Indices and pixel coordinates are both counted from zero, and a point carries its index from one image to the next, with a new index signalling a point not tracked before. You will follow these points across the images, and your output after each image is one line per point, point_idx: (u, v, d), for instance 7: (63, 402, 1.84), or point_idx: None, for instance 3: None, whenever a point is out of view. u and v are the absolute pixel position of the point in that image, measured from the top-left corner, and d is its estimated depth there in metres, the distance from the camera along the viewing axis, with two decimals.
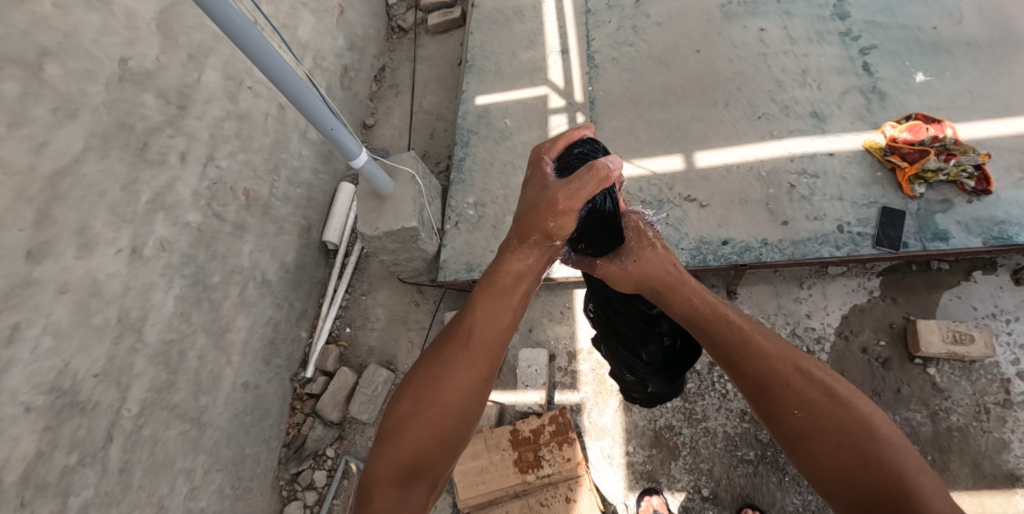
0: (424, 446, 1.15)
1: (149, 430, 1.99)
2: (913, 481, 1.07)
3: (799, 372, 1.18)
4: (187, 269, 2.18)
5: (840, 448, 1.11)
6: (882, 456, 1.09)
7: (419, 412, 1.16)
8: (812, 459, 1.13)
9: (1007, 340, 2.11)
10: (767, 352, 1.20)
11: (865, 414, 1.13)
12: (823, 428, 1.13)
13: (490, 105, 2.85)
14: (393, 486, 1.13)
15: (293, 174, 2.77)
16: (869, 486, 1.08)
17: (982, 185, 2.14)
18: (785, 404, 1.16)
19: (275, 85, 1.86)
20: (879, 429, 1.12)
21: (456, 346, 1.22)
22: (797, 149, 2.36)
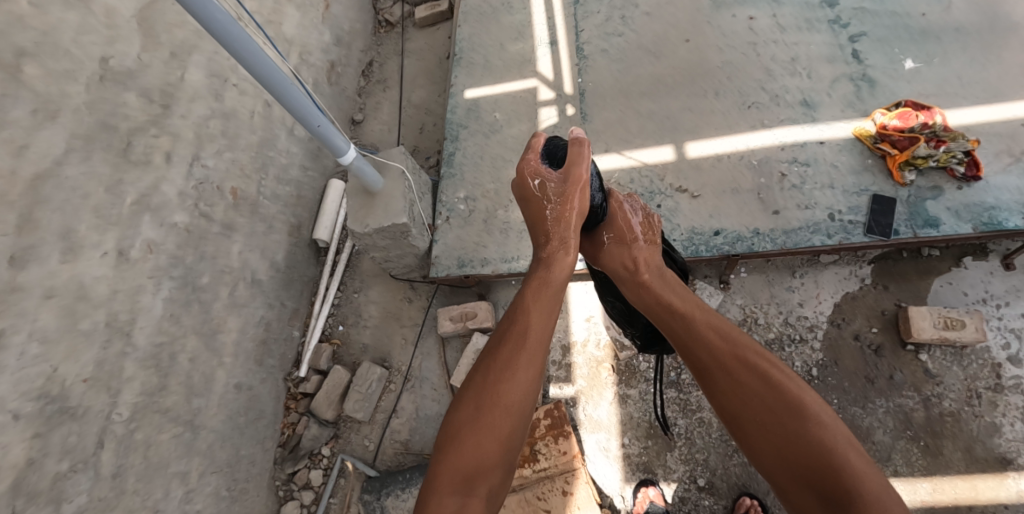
0: (486, 454, 1.19)
1: (141, 434, 1.97)
2: (839, 457, 1.15)
3: (735, 356, 1.30)
4: (175, 271, 2.15)
5: (769, 427, 1.22)
6: (807, 434, 1.18)
7: (478, 418, 1.22)
8: (748, 438, 1.24)
9: (997, 325, 2.13)
10: (707, 337, 1.35)
11: (795, 395, 1.22)
12: (755, 408, 1.24)
13: (479, 99, 2.83)
14: (456, 494, 1.15)
15: (281, 172, 2.74)
16: (797, 462, 1.18)
17: (972, 171, 2.14)
18: (722, 386, 1.29)
19: (259, 82, 1.83)
20: (809, 409, 1.20)
21: (508, 351, 1.30)
22: (788, 138, 2.35)
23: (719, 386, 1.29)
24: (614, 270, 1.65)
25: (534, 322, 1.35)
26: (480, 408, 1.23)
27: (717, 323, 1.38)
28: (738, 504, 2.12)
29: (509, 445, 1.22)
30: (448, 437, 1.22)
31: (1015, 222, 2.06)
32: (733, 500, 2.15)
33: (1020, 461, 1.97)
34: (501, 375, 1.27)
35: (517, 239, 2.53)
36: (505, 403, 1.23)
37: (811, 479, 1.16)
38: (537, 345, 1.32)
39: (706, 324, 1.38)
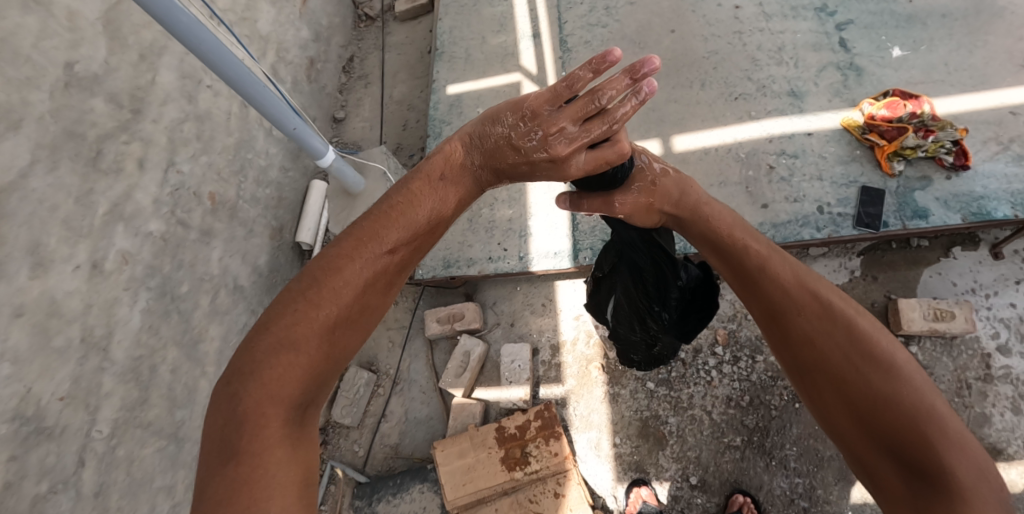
0: (315, 359, 1.10)
1: (123, 450, 1.93)
2: (934, 424, 1.06)
3: (817, 304, 1.19)
4: (153, 281, 2.09)
5: (851, 384, 1.12)
6: (899, 395, 1.08)
7: (322, 323, 1.11)
8: (822, 393, 1.16)
9: (987, 315, 2.11)
10: (785, 281, 1.23)
11: (886, 353, 1.12)
12: (836, 362, 1.14)
13: (462, 94, 2.76)
14: (292, 405, 1.07)
15: (260, 174, 2.68)
16: (884, 425, 1.08)
17: (960, 160, 2.11)
18: (796, 335, 1.19)
19: (230, 85, 1.76)
20: (900, 370, 1.10)
21: (366, 251, 1.19)
22: (775, 129, 2.32)
23: (795, 335, 1.19)
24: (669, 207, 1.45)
25: (404, 224, 1.25)
26: (319, 306, 1.12)
27: (795, 268, 1.26)
28: (731, 501, 2.11)
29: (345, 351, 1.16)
30: (276, 337, 1.08)
31: (1004, 211, 2.04)
32: (726, 497, 2.14)
33: (1010, 450, 1.97)
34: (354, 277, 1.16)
35: (503, 238, 2.49)
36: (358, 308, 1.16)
37: (894, 443, 1.07)
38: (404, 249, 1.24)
39: (784, 267, 1.26)
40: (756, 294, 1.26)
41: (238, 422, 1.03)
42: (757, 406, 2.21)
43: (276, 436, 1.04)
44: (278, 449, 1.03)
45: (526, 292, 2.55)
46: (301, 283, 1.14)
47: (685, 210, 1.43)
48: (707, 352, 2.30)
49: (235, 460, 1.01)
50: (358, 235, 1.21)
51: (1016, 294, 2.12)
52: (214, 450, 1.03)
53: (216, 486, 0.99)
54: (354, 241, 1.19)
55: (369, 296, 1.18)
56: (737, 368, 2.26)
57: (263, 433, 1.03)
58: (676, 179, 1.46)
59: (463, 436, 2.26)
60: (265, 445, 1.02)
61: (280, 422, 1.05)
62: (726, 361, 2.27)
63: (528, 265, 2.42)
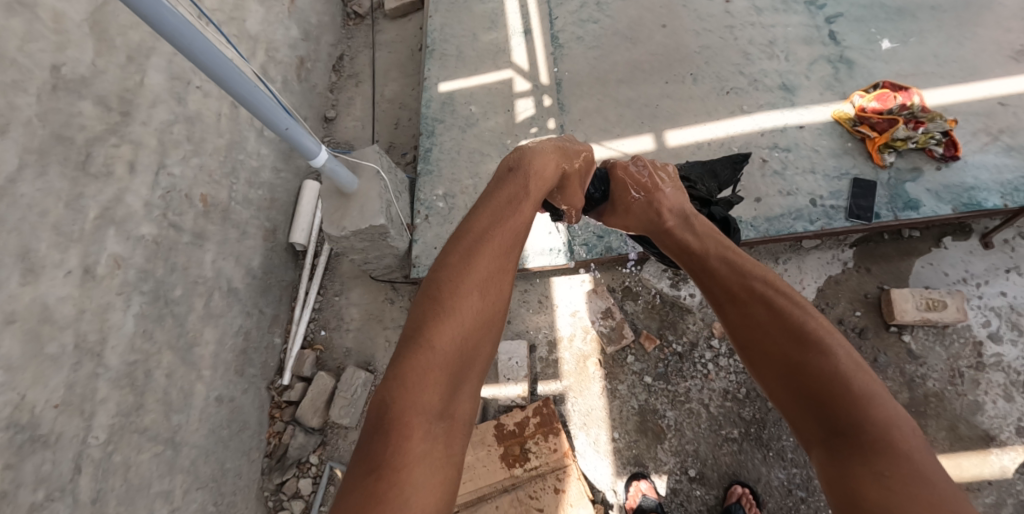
0: (450, 361, 1.06)
1: (120, 456, 1.91)
2: (852, 385, 1.04)
3: (744, 288, 1.17)
4: (145, 285, 2.07)
5: (778, 358, 1.09)
6: (818, 364, 1.06)
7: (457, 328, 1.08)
8: (757, 369, 1.13)
9: (978, 304, 2.14)
10: (717, 273, 1.22)
11: (803, 324, 1.09)
12: (767, 339, 1.11)
13: (454, 91, 2.75)
14: (433, 412, 1.03)
15: (252, 175, 2.65)
16: (809, 392, 1.06)
17: (950, 151, 2.13)
18: (734, 319, 1.17)
19: (214, 81, 1.71)
20: (821, 338, 1.07)
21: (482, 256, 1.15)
22: (767, 123, 2.33)
23: (732, 319, 1.16)
24: (642, 222, 1.53)
25: (499, 223, 1.22)
26: (442, 304, 1.10)
27: (728, 257, 1.24)
28: (729, 493, 2.13)
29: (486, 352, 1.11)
30: (407, 339, 1.07)
31: (994, 201, 2.07)
32: (725, 489, 2.15)
33: (1003, 437, 2.00)
34: (480, 277, 1.13)
35: None
36: (484, 306, 1.12)
37: (820, 410, 1.05)
38: (511, 247, 1.20)
39: (718, 258, 1.25)
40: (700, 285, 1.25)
41: (384, 431, 1.00)
42: (754, 398, 2.23)
43: (429, 445, 1.00)
44: (434, 464, 0.99)
45: (521, 289, 2.52)
46: (430, 293, 1.11)
47: (653, 229, 1.48)
48: (703, 345, 2.32)
49: (378, 472, 0.97)
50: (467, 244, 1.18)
51: (1006, 283, 2.15)
52: (359, 462, 0.99)
53: (357, 495, 0.95)
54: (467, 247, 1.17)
55: (494, 298, 1.13)
56: (733, 361, 2.28)
57: (408, 445, 0.99)
58: (647, 202, 1.53)
59: None
60: (416, 457, 0.98)
61: (422, 435, 1.01)
62: (723, 354, 2.30)
63: (523, 262, 2.41)
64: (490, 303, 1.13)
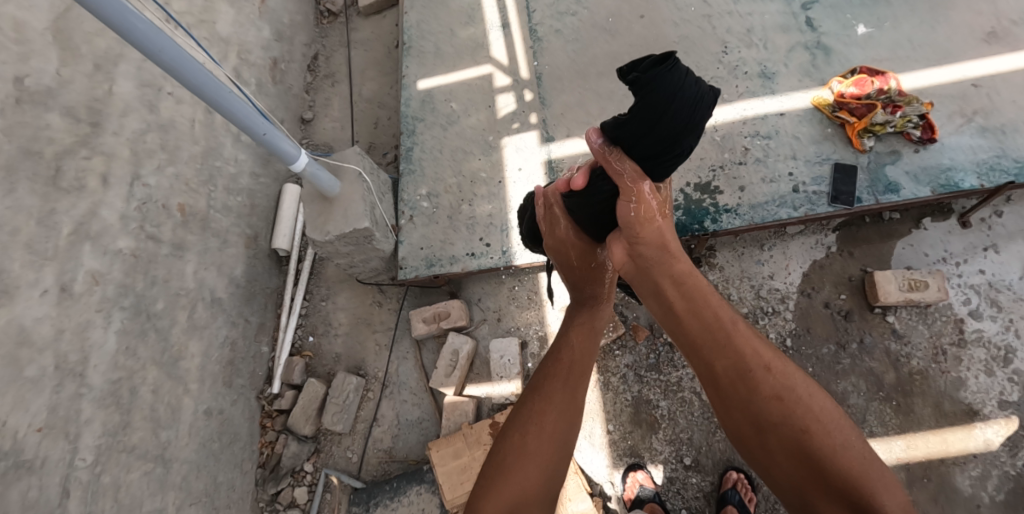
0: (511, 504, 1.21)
1: (108, 477, 1.86)
2: (876, 477, 1.07)
3: (777, 361, 1.17)
4: (126, 300, 2.01)
5: (817, 436, 1.10)
6: (852, 449, 1.09)
7: (517, 479, 1.24)
8: (779, 446, 1.12)
9: (958, 282, 2.18)
10: (750, 342, 1.19)
11: (832, 411, 1.13)
12: (799, 417, 1.12)
13: (434, 89, 2.72)
14: None
15: (230, 181, 2.59)
16: (835, 476, 1.08)
17: (927, 134, 2.17)
18: (764, 391, 1.14)
19: (184, 86, 1.65)
20: (845, 430, 1.11)
21: (545, 413, 1.33)
22: (749, 111, 2.34)
23: (764, 390, 1.14)
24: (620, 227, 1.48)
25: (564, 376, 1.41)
26: (508, 453, 1.29)
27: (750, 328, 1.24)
28: (725, 479, 2.15)
29: (549, 494, 1.25)
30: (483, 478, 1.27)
31: (971, 182, 2.11)
32: (721, 474, 2.18)
33: (986, 411, 2.05)
34: (540, 436, 1.29)
35: (485, 233, 2.45)
36: (534, 464, 1.26)
37: (846, 497, 1.06)
38: (566, 400, 1.36)
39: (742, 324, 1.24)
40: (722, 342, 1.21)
41: None
42: None
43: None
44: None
45: (511, 286, 2.56)
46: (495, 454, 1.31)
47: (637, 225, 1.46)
48: None
49: None
50: (534, 403, 1.36)
51: (984, 261, 2.19)
52: None
53: None
54: (528, 411, 1.35)
55: (550, 440, 1.30)
56: None
57: None
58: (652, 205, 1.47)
59: (457, 435, 2.26)
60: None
61: None
62: None
63: (511, 259, 2.40)
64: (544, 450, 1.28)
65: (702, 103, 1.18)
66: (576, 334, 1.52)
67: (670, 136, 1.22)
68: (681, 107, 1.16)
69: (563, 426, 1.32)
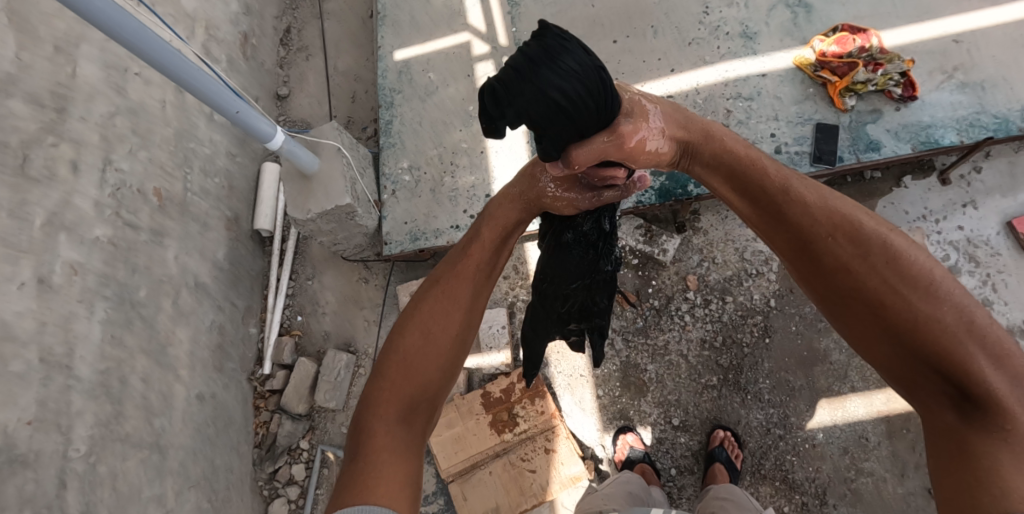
0: (428, 377, 1.12)
1: (104, 467, 1.87)
2: (976, 343, 0.90)
3: (846, 224, 1.01)
4: (108, 290, 1.99)
5: (893, 306, 0.95)
6: (945, 315, 0.91)
7: (410, 380, 1.11)
8: (856, 317, 1.00)
9: (938, 239, 2.20)
10: (813, 207, 1.04)
11: (924, 269, 0.94)
12: (872, 285, 0.97)
13: (411, 59, 2.65)
14: (396, 420, 1.08)
15: (207, 163, 2.54)
16: (922, 348, 0.93)
17: (909, 91, 2.16)
18: (828, 262, 1.01)
19: (148, 62, 1.60)
20: (940, 290, 0.92)
21: (450, 312, 1.17)
22: (730, 72, 2.31)
23: (825, 261, 1.01)
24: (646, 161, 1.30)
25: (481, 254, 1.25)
26: (423, 331, 1.15)
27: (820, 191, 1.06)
28: (712, 437, 2.15)
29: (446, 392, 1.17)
30: (394, 358, 1.13)
31: (950, 138, 2.11)
32: (708, 433, 2.18)
33: None
34: (459, 311, 1.17)
35: (468, 205, 2.44)
36: (449, 339, 1.15)
37: (935, 366, 0.92)
38: (483, 276, 1.23)
39: (805, 190, 1.07)
40: (780, 219, 1.08)
41: (357, 432, 1.08)
42: (730, 346, 2.24)
43: (392, 456, 1.04)
44: (404, 467, 1.04)
45: None
46: (402, 327, 1.17)
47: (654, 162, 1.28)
48: (679, 298, 2.31)
49: (351, 460, 1.04)
50: (434, 301, 1.18)
51: (963, 217, 2.21)
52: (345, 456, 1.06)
53: (338, 482, 1.02)
54: (428, 307, 1.18)
55: (451, 344, 1.15)
56: (708, 310, 2.28)
57: (373, 437, 1.05)
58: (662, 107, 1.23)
59: (449, 407, 2.23)
60: (386, 463, 1.03)
61: (392, 436, 1.06)
62: (698, 304, 2.29)
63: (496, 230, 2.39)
64: (456, 324, 1.17)
65: (567, 53, 1.03)
66: (489, 231, 1.28)
67: (589, 99, 1.05)
68: (548, 81, 1.01)
69: (462, 328, 1.18)
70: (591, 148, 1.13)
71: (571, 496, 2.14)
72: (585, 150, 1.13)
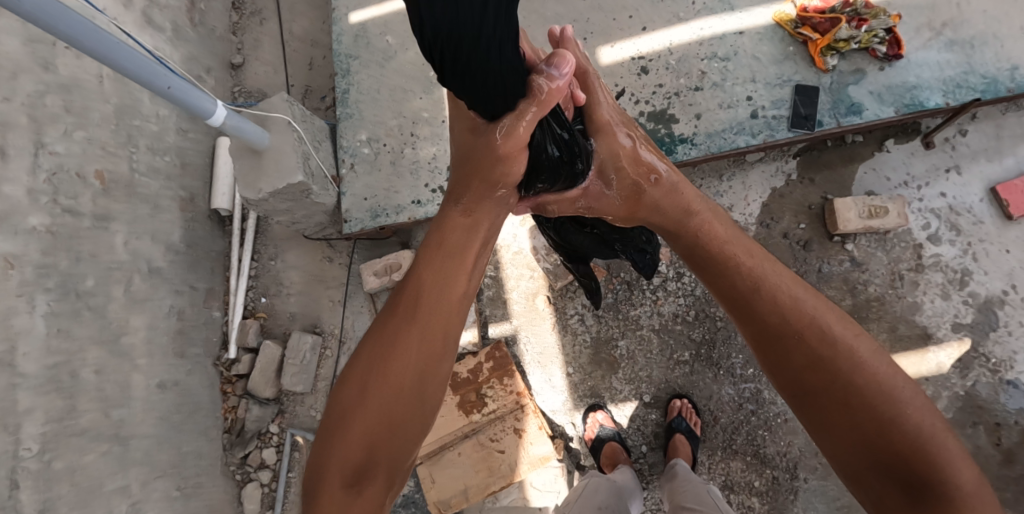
0: (373, 434, 1.09)
1: (61, 463, 1.81)
2: (932, 447, 1.02)
3: (817, 326, 1.14)
4: (50, 281, 1.89)
5: (859, 408, 1.07)
6: (906, 421, 1.04)
7: (353, 443, 1.08)
8: (825, 413, 1.11)
9: (918, 207, 2.10)
10: (780, 302, 1.18)
11: (885, 377, 1.08)
12: (840, 387, 1.09)
13: (367, 22, 2.47)
14: (344, 483, 1.06)
15: (154, 140, 2.39)
16: (885, 450, 1.04)
17: (893, 49, 2.02)
18: (796, 358, 1.14)
19: (54, 35, 1.40)
20: (897, 398, 1.06)
21: (389, 368, 1.12)
22: (706, 30, 2.15)
23: (797, 358, 1.14)
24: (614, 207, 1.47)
25: (429, 294, 1.17)
26: (366, 386, 1.11)
27: (790, 289, 1.19)
28: (669, 407, 2.13)
29: (403, 448, 1.13)
30: (337, 416, 1.11)
31: (936, 100, 1.99)
32: (666, 404, 2.16)
33: (939, 334, 2.04)
34: (405, 360, 1.12)
35: (430, 178, 2.32)
36: (396, 391, 1.11)
37: (900, 467, 1.03)
38: (431, 318, 1.16)
39: (776, 286, 1.20)
40: (748, 312, 1.20)
41: (309, 497, 1.07)
42: (703, 320, 2.16)
43: None
44: None
45: None
46: (347, 382, 1.13)
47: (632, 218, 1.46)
48: (651, 271, 2.20)
49: None
50: (375, 352, 1.14)
51: (946, 183, 2.11)
52: None
53: None
54: (366, 362, 1.13)
55: (398, 400, 1.11)
56: (681, 284, 2.18)
57: (323, 502, 1.04)
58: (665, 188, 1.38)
59: None
60: None
61: (342, 501, 1.05)
62: (671, 278, 2.18)
63: None
64: (402, 375, 1.12)
65: None
66: (431, 264, 1.21)
67: None
68: None
69: (412, 378, 1.12)
70: (523, 117, 1.11)
71: (541, 476, 2.14)
72: (519, 129, 1.12)
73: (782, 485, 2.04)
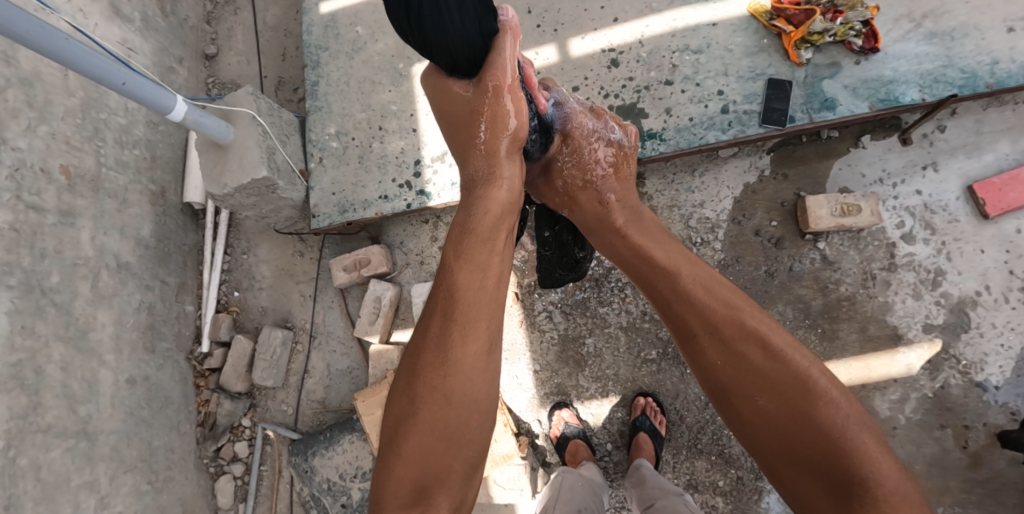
0: (430, 448, 1.11)
1: (25, 459, 1.81)
2: (847, 440, 1.05)
3: (733, 324, 1.16)
4: (13, 279, 1.87)
5: (775, 404, 1.10)
6: (820, 414, 1.07)
7: (415, 458, 1.11)
8: (741, 412, 1.14)
9: (893, 205, 2.06)
10: (695, 299, 1.20)
11: (802, 371, 1.11)
12: (755, 384, 1.12)
13: (337, 12, 2.42)
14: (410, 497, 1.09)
15: (122, 133, 2.37)
16: (801, 445, 1.07)
17: (869, 43, 1.95)
18: (711, 358, 1.17)
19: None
20: (812, 392, 1.09)
21: (438, 378, 1.12)
22: (679, 22, 2.08)
23: (715, 356, 1.16)
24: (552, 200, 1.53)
25: (471, 294, 1.16)
26: (417, 400, 1.12)
27: (705, 286, 1.22)
28: (634, 405, 2.12)
29: (464, 460, 1.14)
30: (393, 431, 1.13)
31: (912, 96, 1.93)
32: (631, 402, 2.15)
33: (910, 335, 2.01)
34: (459, 374, 1.12)
35: (398, 173, 2.29)
36: (444, 404, 1.12)
37: (817, 462, 1.06)
38: (473, 317, 1.15)
39: (694, 284, 1.22)
40: (667, 311, 1.24)
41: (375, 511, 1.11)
42: None
43: None
44: None
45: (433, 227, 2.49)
46: (400, 395, 1.15)
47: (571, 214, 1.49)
48: None
49: None
50: (426, 363, 1.14)
51: (922, 180, 2.05)
52: None
53: None
54: (418, 374, 1.14)
55: (450, 413, 1.12)
56: None
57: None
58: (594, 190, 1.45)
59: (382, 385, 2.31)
60: None
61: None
62: None
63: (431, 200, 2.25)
64: (457, 387, 1.12)
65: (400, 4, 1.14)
66: (468, 263, 1.18)
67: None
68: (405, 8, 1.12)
69: (462, 388, 1.12)
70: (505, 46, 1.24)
71: (504, 474, 2.12)
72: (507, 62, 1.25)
73: (746, 485, 2.03)
